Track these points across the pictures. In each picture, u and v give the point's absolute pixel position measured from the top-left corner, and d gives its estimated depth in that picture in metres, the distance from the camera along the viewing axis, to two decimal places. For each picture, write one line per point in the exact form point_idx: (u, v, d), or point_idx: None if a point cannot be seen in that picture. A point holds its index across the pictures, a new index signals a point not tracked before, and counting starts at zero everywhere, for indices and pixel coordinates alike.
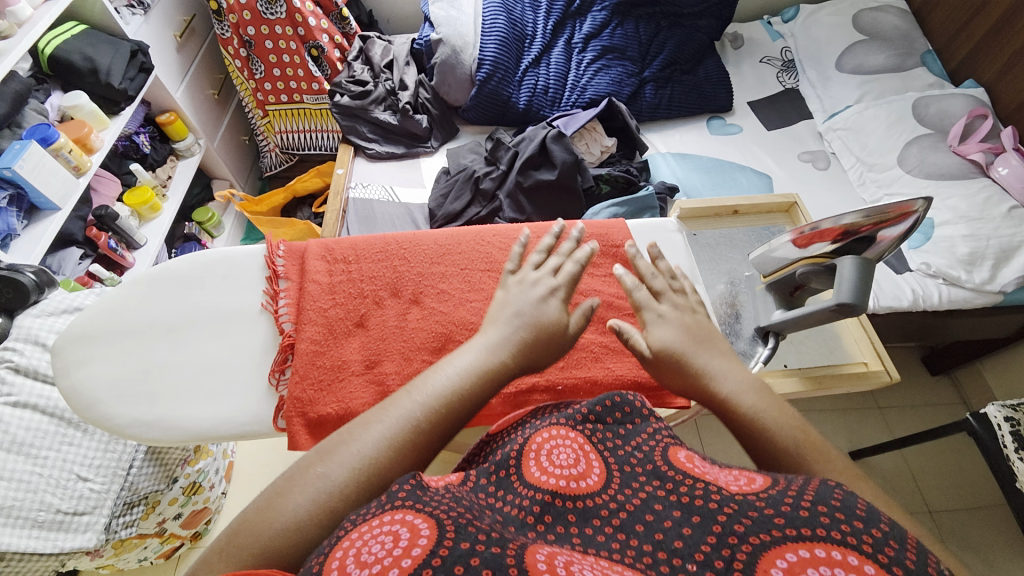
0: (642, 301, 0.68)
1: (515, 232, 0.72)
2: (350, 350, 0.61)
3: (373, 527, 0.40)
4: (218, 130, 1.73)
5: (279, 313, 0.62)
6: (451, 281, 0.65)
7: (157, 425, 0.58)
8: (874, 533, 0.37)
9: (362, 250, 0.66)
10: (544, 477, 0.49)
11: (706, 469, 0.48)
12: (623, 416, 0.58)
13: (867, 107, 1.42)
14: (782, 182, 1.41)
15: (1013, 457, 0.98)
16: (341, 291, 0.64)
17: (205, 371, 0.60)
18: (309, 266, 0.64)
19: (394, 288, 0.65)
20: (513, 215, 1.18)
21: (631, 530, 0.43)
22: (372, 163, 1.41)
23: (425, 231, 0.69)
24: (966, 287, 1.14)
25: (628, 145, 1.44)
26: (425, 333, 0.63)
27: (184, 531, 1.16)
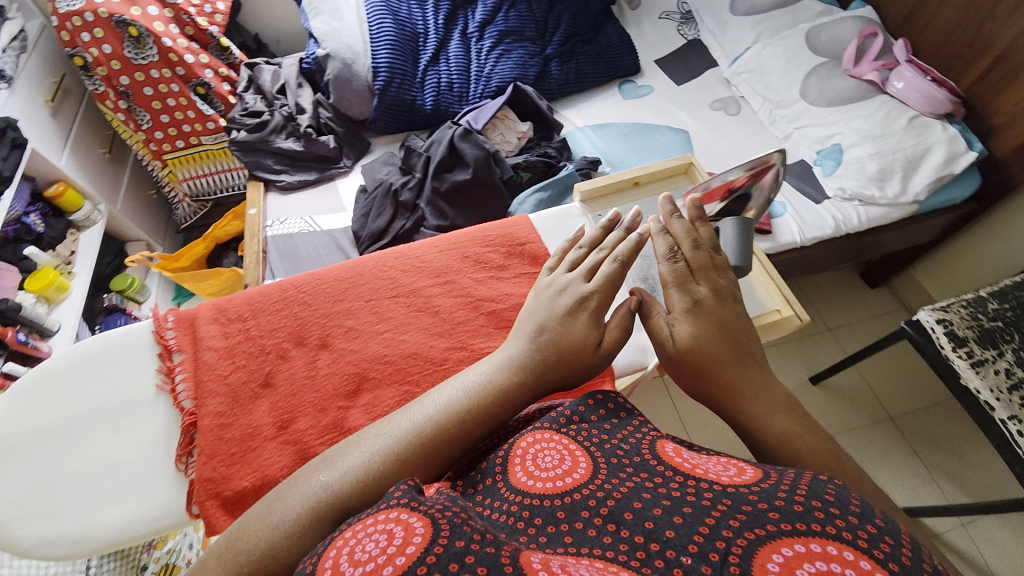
0: (679, 276, 0.67)
1: (417, 251, 0.71)
2: (259, 414, 0.58)
3: (370, 526, 0.41)
4: (120, 191, 1.63)
5: (176, 391, 0.58)
6: (357, 315, 0.64)
7: (63, 540, 0.54)
8: (869, 529, 0.37)
9: (257, 303, 0.64)
10: (532, 481, 0.47)
11: (698, 463, 0.48)
12: (607, 412, 0.56)
13: (765, 46, 1.44)
14: (699, 134, 1.42)
15: (952, 355, 1.02)
16: (239, 353, 0.61)
17: (107, 471, 0.56)
18: (202, 331, 0.61)
19: (298, 336, 0.63)
20: (438, 222, 1.15)
21: (621, 519, 0.42)
22: (286, 196, 1.34)
23: (323, 269, 0.68)
24: (882, 204, 1.19)
25: (544, 127, 1.42)
26: (337, 377, 0.61)
27: None
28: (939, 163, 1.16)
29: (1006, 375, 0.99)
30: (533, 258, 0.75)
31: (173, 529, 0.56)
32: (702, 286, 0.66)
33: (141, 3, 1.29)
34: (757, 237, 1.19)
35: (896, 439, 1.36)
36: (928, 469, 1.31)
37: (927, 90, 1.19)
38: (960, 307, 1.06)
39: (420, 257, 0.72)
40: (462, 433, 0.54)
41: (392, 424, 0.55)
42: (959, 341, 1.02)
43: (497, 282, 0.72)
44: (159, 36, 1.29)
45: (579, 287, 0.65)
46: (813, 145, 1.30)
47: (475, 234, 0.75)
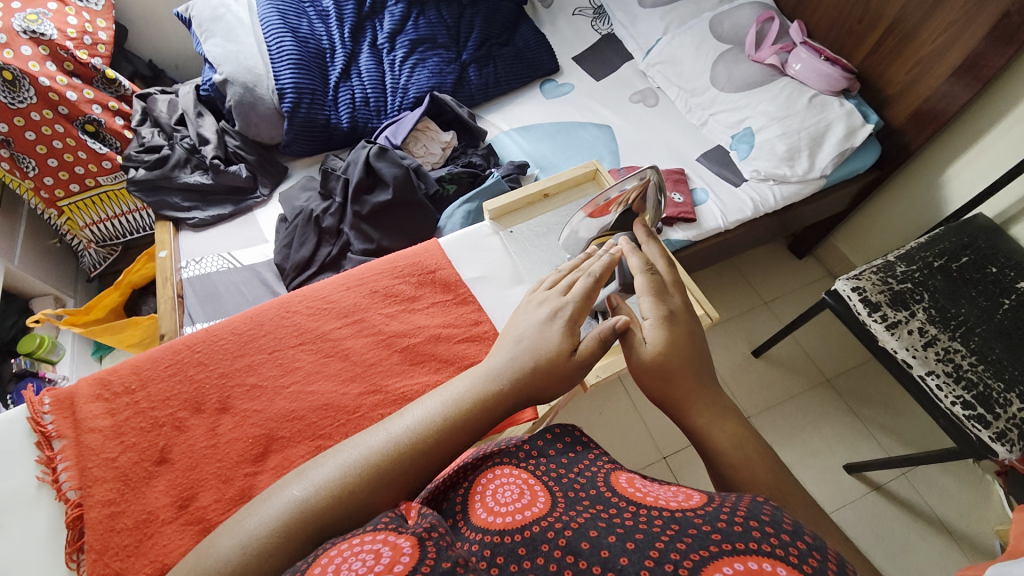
0: (656, 288, 0.66)
1: (323, 292, 0.69)
2: (156, 496, 0.55)
3: (357, 544, 0.41)
4: (16, 245, 1.47)
5: (59, 483, 0.54)
6: (260, 371, 0.62)
7: None
8: (798, 545, 0.39)
9: (146, 372, 0.61)
10: (492, 517, 0.45)
11: (648, 492, 0.48)
12: (565, 445, 0.56)
13: (674, 36, 1.48)
14: (621, 128, 1.44)
15: (868, 320, 1.09)
16: (129, 430, 0.57)
17: None
18: (83, 412, 0.57)
19: (195, 403, 0.60)
20: (364, 246, 1.10)
21: (579, 550, 0.40)
22: (200, 233, 1.25)
23: (217, 324, 0.65)
24: (794, 181, 1.24)
25: (468, 134, 1.39)
26: (242, 442, 0.58)
27: None
28: (839, 138, 1.23)
29: (921, 331, 1.06)
30: (445, 285, 0.74)
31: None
32: (676, 299, 0.66)
33: (12, 44, 1.16)
34: (683, 226, 1.22)
35: (835, 399, 1.44)
36: (865, 424, 1.40)
37: (823, 69, 1.26)
38: (871, 274, 1.13)
39: (326, 298, 0.70)
40: (440, 445, 0.53)
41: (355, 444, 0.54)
42: (872, 307, 1.09)
43: (408, 314, 0.71)
44: (35, 76, 1.18)
45: (555, 300, 0.66)
46: (727, 130, 1.35)
47: (383, 267, 0.74)
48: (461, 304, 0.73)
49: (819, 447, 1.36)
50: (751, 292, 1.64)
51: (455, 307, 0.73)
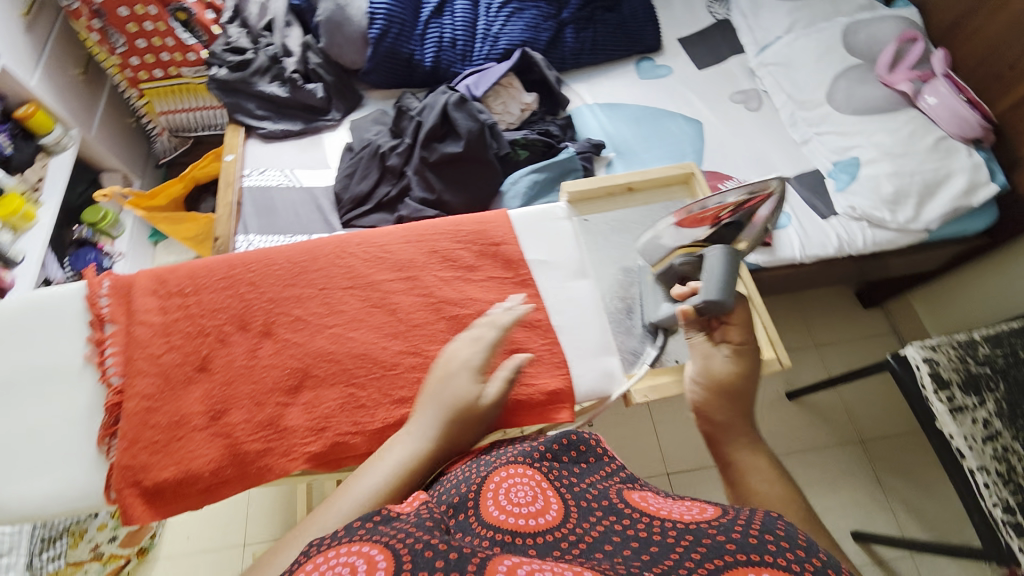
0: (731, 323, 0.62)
1: (380, 239, 0.67)
2: (192, 401, 0.57)
3: (327, 560, 0.36)
4: (97, 116, 1.53)
5: (106, 366, 0.57)
6: (306, 306, 0.61)
7: None
8: (817, 559, 0.37)
9: (200, 279, 0.61)
10: (504, 515, 0.46)
11: (661, 507, 0.47)
12: (578, 455, 0.57)
13: (797, 38, 1.34)
14: (712, 127, 1.34)
15: (931, 397, 1.00)
16: (176, 332, 0.59)
17: (25, 444, 0.55)
18: (138, 304, 0.59)
19: (241, 321, 0.60)
20: (423, 194, 1.07)
21: (590, 556, 0.41)
22: (268, 144, 1.25)
23: (275, 249, 0.64)
24: (890, 228, 1.13)
25: (550, 100, 1.32)
26: (278, 371, 0.58)
27: (125, 551, 1.16)
28: (958, 193, 1.10)
29: (983, 423, 0.98)
30: (507, 262, 0.69)
31: (91, 510, 0.55)
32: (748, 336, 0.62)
33: None
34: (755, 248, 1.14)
35: (863, 461, 1.37)
36: (886, 495, 1.33)
37: (960, 112, 1.12)
38: (948, 348, 1.04)
39: (385, 247, 0.67)
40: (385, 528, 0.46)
41: (333, 510, 0.46)
42: (941, 384, 1.00)
43: (463, 283, 0.67)
44: None
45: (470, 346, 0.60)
46: (829, 155, 1.23)
47: (446, 228, 0.70)
48: (519, 287, 0.68)
49: (831, 506, 1.31)
50: (803, 330, 1.55)
51: (514, 287, 0.68)
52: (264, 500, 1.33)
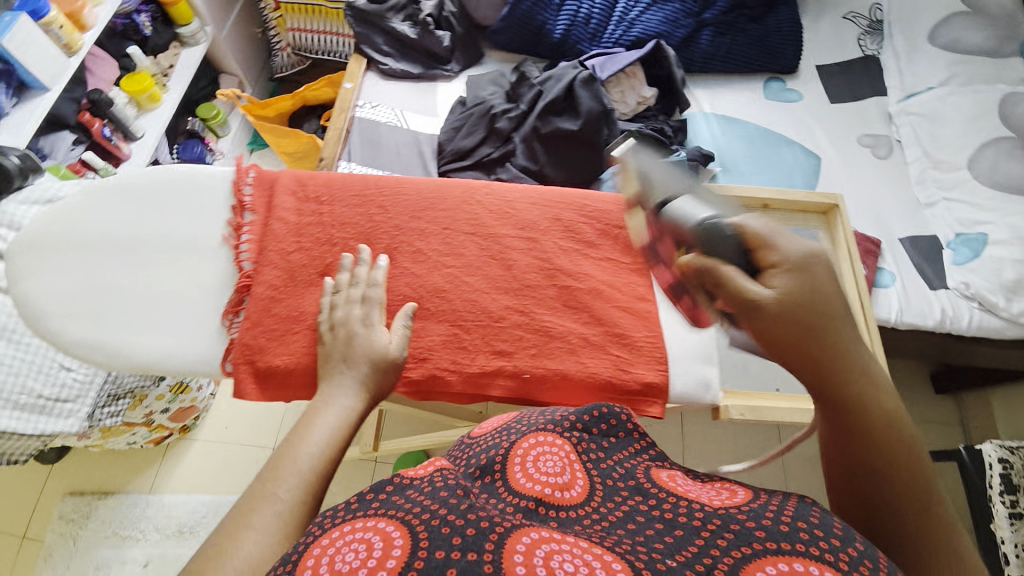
0: (813, 313, 0.45)
1: (511, 196, 0.67)
2: (312, 300, 0.59)
3: (343, 537, 0.37)
4: (231, 18, 1.57)
5: (240, 249, 0.59)
6: (430, 240, 0.62)
7: (102, 350, 0.55)
8: (851, 550, 0.37)
9: (336, 190, 0.62)
10: (531, 484, 0.47)
11: (689, 487, 0.47)
12: (609, 429, 0.55)
13: (951, 92, 1.24)
14: (831, 165, 1.26)
15: (995, 499, 0.91)
16: (307, 234, 0.61)
17: (152, 301, 0.56)
18: (278, 200, 0.61)
19: (367, 239, 0.61)
20: (526, 163, 1.07)
21: (612, 533, 0.42)
22: (385, 81, 1.27)
23: (408, 180, 0.65)
24: (1000, 316, 1.05)
25: (668, 99, 1.27)
26: (392, 294, 0.60)
27: (173, 423, 1.27)
28: None
29: None
30: (626, 246, 0.67)
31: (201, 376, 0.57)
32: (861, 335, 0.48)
33: None
34: None
35: None
36: None
37: None
38: None
39: (512, 204, 0.67)
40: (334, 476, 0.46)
41: (286, 481, 0.43)
42: (1012, 489, 0.90)
43: (580, 257, 0.65)
44: None
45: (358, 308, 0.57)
46: (954, 224, 1.14)
47: (575, 198, 0.66)
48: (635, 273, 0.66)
49: None
50: None
51: (627, 273, 0.65)
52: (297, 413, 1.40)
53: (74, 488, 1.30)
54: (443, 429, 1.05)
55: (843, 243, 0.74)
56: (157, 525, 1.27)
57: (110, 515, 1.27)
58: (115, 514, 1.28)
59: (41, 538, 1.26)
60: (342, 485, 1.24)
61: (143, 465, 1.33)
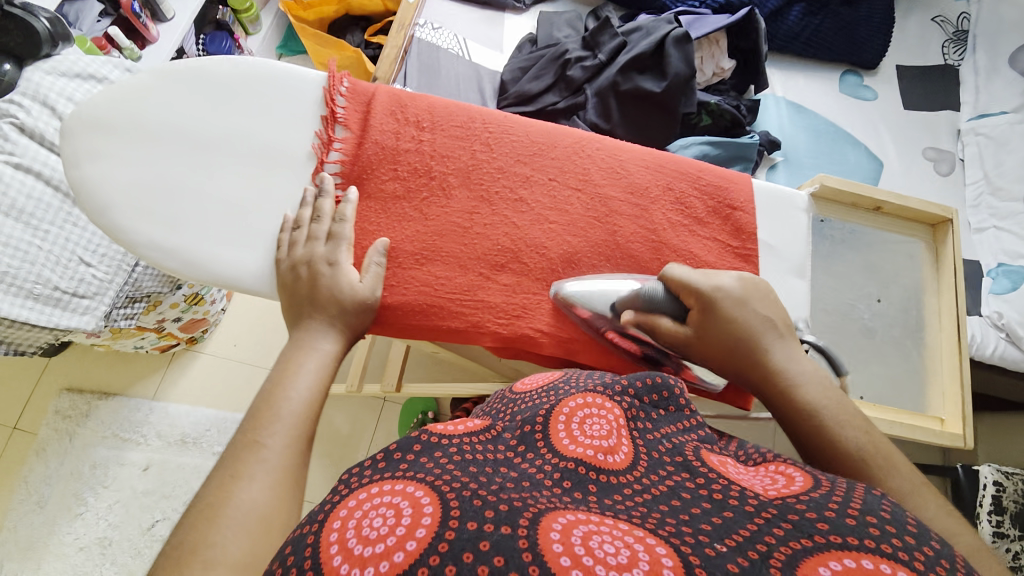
0: (726, 345, 0.48)
1: (625, 152, 0.57)
2: (402, 237, 0.51)
3: (359, 501, 0.32)
4: None
5: (326, 164, 0.51)
6: (534, 190, 0.54)
7: (178, 257, 0.48)
8: (927, 550, 0.29)
9: (439, 117, 0.53)
10: (572, 445, 0.39)
11: (742, 478, 0.38)
12: (659, 401, 0.45)
13: (1023, 120, 1.20)
14: (892, 175, 1.21)
15: (983, 517, 0.96)
16: (403, 162, 0.52)
17: (231, 210, 0.49)
18: (374, 116, 0.52)
19: (467, 178, 0.53)
20: (596, 120, 1.01)
21: (652, 508, 0.34)
22: (448, 2, 1.16)
23: (520, 120, 0.56)
24: (1021, 347, 1.05)
25: (744, 75, 1.17)
26: (488, 242, 0.53)
27: (180, 334, 1.21)
28: None
29: (1015, 560, 0.92)
30: (736, 229, 0.57)
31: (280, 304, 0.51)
32: (798, 351, 0.49)
33: None
34: None
35: None
36: None
37: None
38: (1020, 481, 0.97)
39: (623, 162, 0.57)
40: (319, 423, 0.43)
41: (271, 427, 0.41)
42: (999, 510, 0.95)
43: (687, 234, 0.56)
44: None
45: (321, 235, 0.48)
46: (998, 254, 1.14)
47: (691, 168, 0.58)
48: (739, 258, 0.56)
49: None
50: None
51: (734, 258, 0.56)
52: None
53: (72, 386, 1.26)
54: (470, 383, 1.03)
55: (949, 261, 0.69)
56: (159, 432, 1.24)
57: (110, 417, 1.24)
58: (116, 417, 1.24)
59: (34, 431, 1.22)
60: (350, 415, 1.25)
61: (146, 372, 1.28)
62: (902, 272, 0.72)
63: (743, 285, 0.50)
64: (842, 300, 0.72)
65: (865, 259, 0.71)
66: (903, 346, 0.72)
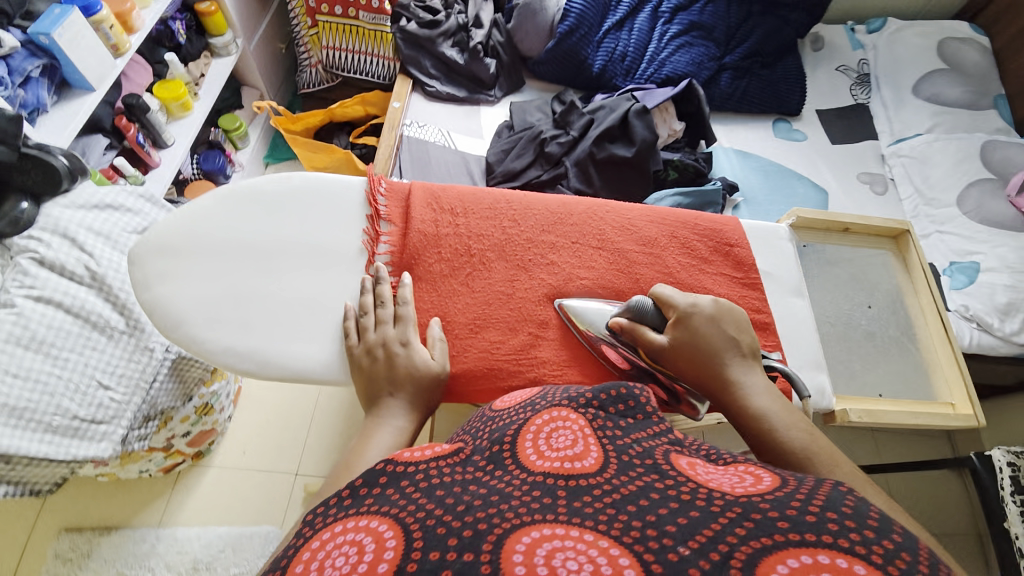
0: (697, 355, 0.56)
1: (631, 212, 0.69)
2: (456, 309, 0.63)
3: (333, 534, 0.36)
4: (258, 32, 1.52)
5: (379, 255, 0.63)
6: (562, 253, 0.66)
7: (250, 356, 0.59)
8: (886, 544, 0.30)
9: (468, 203, 0.66)
10: (540, 461, 0.42)
11: (711, 477, 0.39)
12: (626, 410, 0.48)
13: (936, 139, 1.41)
14: (837, 199, 1.37)
15: (1007, 499, 0.97)
16: (445, 245, 0.64)
17: (298, 306, 0.61)
18: (416, 211, 0.64)
19: (501, 251, 0.65)
20: (579, 185, 1.13)
21: (619, 509, 0.35)
22: (429, 102, 1.31)
23: (537, 197, 0.69)
24: (994, 334, 1.16)
25: (695, 133, 1.34)
26: (530, 302, 0.64)
27: (189, 448, 1.15)
28: None
29: None
30: (738, 263, 0.69)
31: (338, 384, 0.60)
32: (757, 372, 0.57)
33: None
34: None
35: None
36: None
37: None
38: None
39: (630, 220, 0.69)
40: None
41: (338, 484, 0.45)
42: (1021, 490, 0.96)
43: (698, 273, 0.67)
44: None
45: (391, 325, 0.59)
46: (949, 254, 1.28)
47: (689, 217, 0.70)
48: (748, 287, 0.68)
49: None
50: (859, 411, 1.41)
51: (742, 287, 0.68)
52: (323, 434, 1.31)
53: (71, 524, 1.17)
54: None
55: (917, 267, 0.81)
56: (169, 562, 1.15)
57: (113, 555, 1.14)
58: (120, 552, 1.15)
59: None
60: None
61: (151, 496, 1.21)
62: (882, 279, 0.82)
63: (715, 307, 0.59)
64: (842, 311, 0.79)
65: (850, 272, 0.81)
66: (904, 345, 0.79)
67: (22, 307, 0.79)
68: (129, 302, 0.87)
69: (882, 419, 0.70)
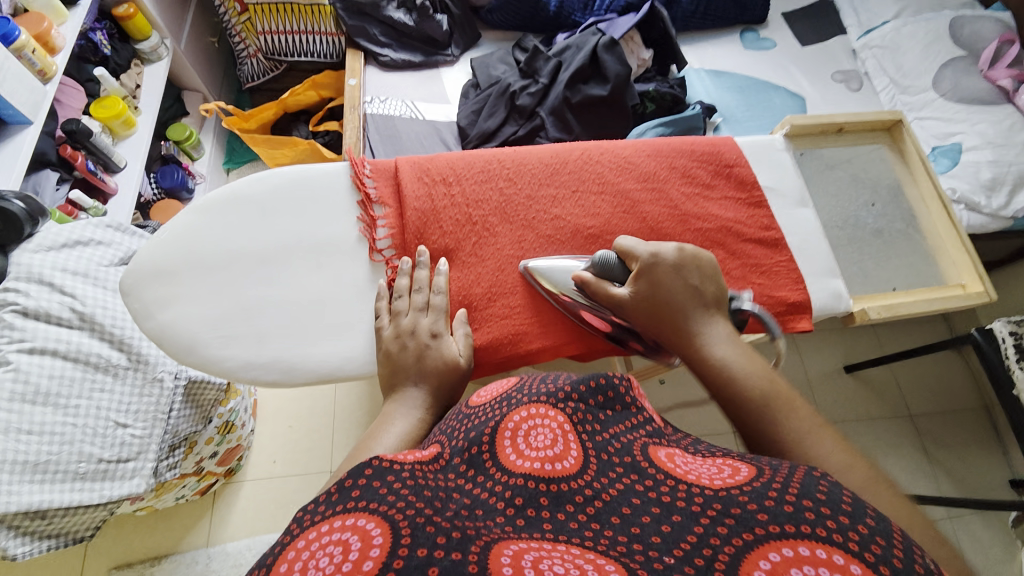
0: (657, 308, 0.56)
1: (626, 150, 0.69)
2: (471, 282, 0.63)
3: (320, 537, 0.32)
4: (184, 31, 1.40)
5: (379, 239, 0.62)
6: (565, 205, 0.66)
7: (274, 365, 0.59)
8: (860, 528, 0.31)
9: (460, 170, 0.66)
10: (519, 460, 0.40)
11: (689, 468, 0.39)
12: (606, 402, 0.46)
13: (905, 24, 1.37)
14: (815, 103, 1.35)
15: (1014, 367, 1.00)
16: (446, 216, 0.64)
17: (311, 308, 0.60)
18: (408, 186, 0.63)
19: (503, 213, 0.65)
20: (559, 134, 1.10)
21: (605, 523, 0.35)
22: (386, 73, 1.24)
23: (527, 151, 0.69)
24: (983, 213, 1.17)
25: (665, 60, 1.30)
26: (544, 261, 0.64)
27: (220, 467, 1.14)
28: None
29: None
30: (740, 182, 0.71)
31: (365, 376, 0.61)
32: (718, 321, 0.55)
33: None
34: None
35: (910, 435, 1.30)
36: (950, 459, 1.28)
37: None
38: None
39: (627, 158, 0.69)
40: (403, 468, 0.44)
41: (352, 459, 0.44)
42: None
43: (702, 200, 0.69)
44: None
45: (424, 314, 0.59)
46: (930, 140, 1.28)
47: (684, 145, 0.71)
48: (753, 206, 0.70)
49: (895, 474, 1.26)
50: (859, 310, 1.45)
51: (748, 207, 0.70)
52: (349, 430, 1.32)
53: (120, 561, 1.18)
54: None
55: (914, 157, 0.82)
56: None
57: None
58: None
59: None
60: None
61: (193, 519, 1.22)
62: (882, 173, 0.83)
63: (689, 255, 0.58)
64: (847, 212, 0.80)
65: (848, 173, 0.82)
66: (910, 236, 0.81)
67: (17, 363, 0.76)
68: (126, 337, 0.83)
69: (900, 311, 0.72)
